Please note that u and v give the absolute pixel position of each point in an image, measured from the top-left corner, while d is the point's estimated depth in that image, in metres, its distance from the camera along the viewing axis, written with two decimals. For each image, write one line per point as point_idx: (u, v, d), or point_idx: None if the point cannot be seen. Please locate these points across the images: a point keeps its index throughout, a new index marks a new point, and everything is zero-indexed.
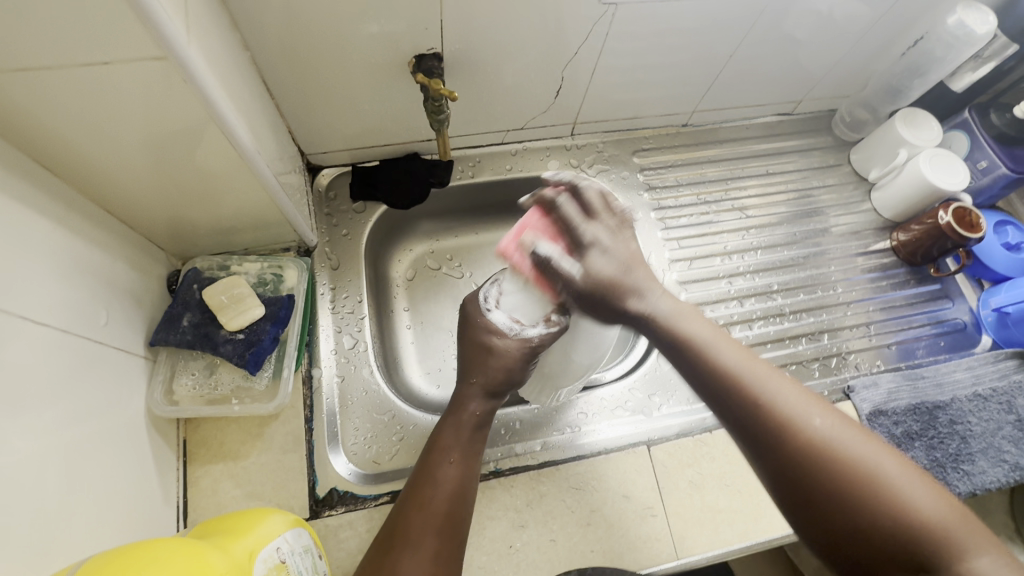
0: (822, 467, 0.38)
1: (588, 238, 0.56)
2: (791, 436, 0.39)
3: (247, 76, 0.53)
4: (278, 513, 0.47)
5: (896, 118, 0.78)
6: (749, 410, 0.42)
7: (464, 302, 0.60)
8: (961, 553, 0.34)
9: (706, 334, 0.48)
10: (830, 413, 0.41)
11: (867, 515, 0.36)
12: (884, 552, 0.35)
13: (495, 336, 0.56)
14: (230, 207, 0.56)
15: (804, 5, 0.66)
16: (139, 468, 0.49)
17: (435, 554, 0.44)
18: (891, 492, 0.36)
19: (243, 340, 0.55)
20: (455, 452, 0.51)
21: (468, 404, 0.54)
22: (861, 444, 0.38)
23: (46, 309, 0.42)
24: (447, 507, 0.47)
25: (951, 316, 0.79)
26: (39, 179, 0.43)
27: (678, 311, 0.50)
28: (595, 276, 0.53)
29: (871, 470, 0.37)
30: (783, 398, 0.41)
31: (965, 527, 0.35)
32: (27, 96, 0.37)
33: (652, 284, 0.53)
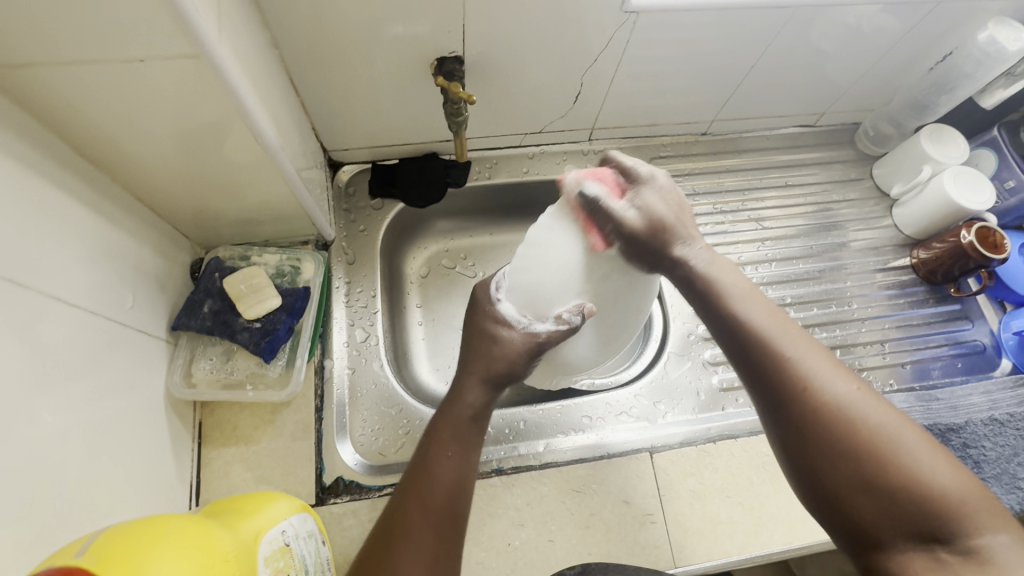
0: (844, 434, 0.40)
1: (646, 180, 0.56)
2: (818, 402, 0.41)
3: (275, 73, 0.55)
4: (285, 498, 0.49)
5: (921, 134, 0.76)
6: (777, 376, 0.44)
7: (474, 288, 0.58)
8: (975, 526, 0.35)
9: (739, 295, 0.50)
10: (861, 386, 0.42)
11: (883, 484, 0.38)
12: (893, 519, 0.37)
13: (501, 326, 0.54)
14: (253, 198, 0.58)
15: (830, 17, 0.65)
16: (156, 447, 0.51)
17: (435, 553, 0.42)
18: (911, 465, 0.37)
19: (260, 328, 0.57)
20: (454, 444, 0.48)
21: (466, 395, 0.52)
22: (886, 416, 0.40)
23: (75, 291, 0.44)
24: (447, 502, 0.45)
25: (970, 338, 0.77)
26: (77, 168, 0.46)
27: (718, 275, 0.52)
28: (655, 214, 0.53)
29: (894, 442, 0.39)
30: (816, 368, 0.43)
31: (980, 503, 0.36)
32: (67, 88, 0.39)
33: (695, 237, 0.55)
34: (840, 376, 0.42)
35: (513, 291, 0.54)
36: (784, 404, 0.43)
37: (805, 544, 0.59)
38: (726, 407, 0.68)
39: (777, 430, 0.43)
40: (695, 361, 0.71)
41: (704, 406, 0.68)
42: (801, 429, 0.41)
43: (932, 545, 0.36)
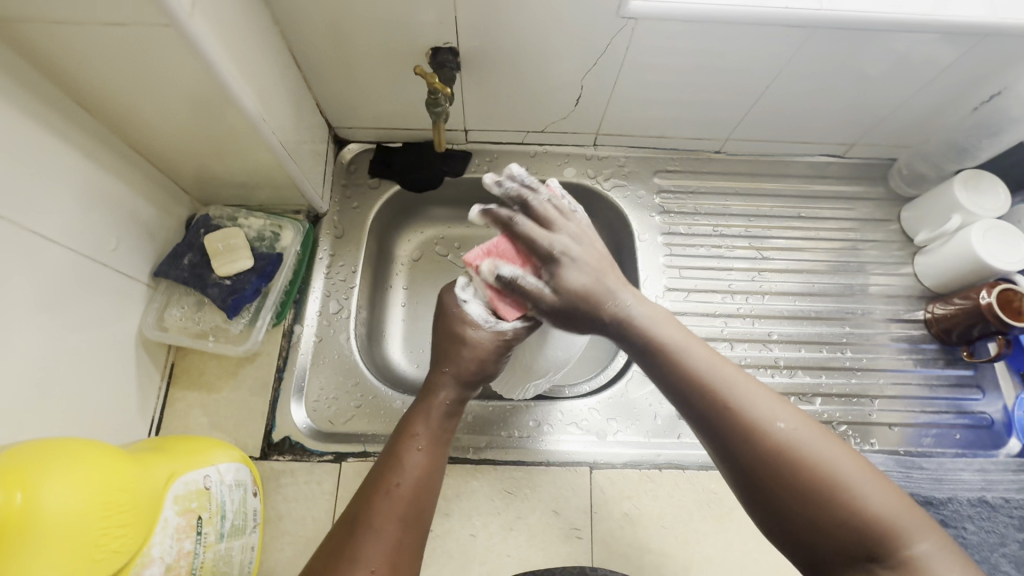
0: (782, 469, 0.39)
1: (568, 232, 0.55)
2: (757, 439, 0.41)
3: (274, 48, 0.58)
4: (222, 447, 0.52)
5: (956, 178, 0.70)
6: (716, 412, 0.43)
7: (441, 292, 0.59)
8: (905, 540, 0.36)
9: (676, 337, 0.49)
10: (796, 416, 0.42)
11: (824, 514, 0.38)
12: (837, 544, 0.37)
13: (469, 327, 0.55)
14: (243, 163, 0.62)
15: (855, 42, 0.60)
16: (120, 380, 0.56)
17: (397, 544, 0.44)
18: (845, 491, 0.38)
19: (229, 286, 0.61)
20: (422, 438, 0.51)
21: (437, 392, 0.54)
22: (822, 446, 0.40)
23: (59, 230, 0.48)
24: (412, 494, 0.47)
25: (978, 409, 0.70)
26: (78, 119, 0.50)
27: (653, 322, 0.50)
28: (574, 281, 0.52)
29: (827, 470, 0.39)
30: (752, 403, 0.43)
31: (909, 516, 0.37)
32: (60, 46, 0.43)
33: (627, 289, 0.53)
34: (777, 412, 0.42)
35: (483, 290, 0.56)
36: (726, 443, 0.42)
37: None
38: (681, 435, 0.65)
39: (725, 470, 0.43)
40: None
41: (659, 431, 0.66)
42: (745, 467, 0.41)
43: (875, 565, 0.36)
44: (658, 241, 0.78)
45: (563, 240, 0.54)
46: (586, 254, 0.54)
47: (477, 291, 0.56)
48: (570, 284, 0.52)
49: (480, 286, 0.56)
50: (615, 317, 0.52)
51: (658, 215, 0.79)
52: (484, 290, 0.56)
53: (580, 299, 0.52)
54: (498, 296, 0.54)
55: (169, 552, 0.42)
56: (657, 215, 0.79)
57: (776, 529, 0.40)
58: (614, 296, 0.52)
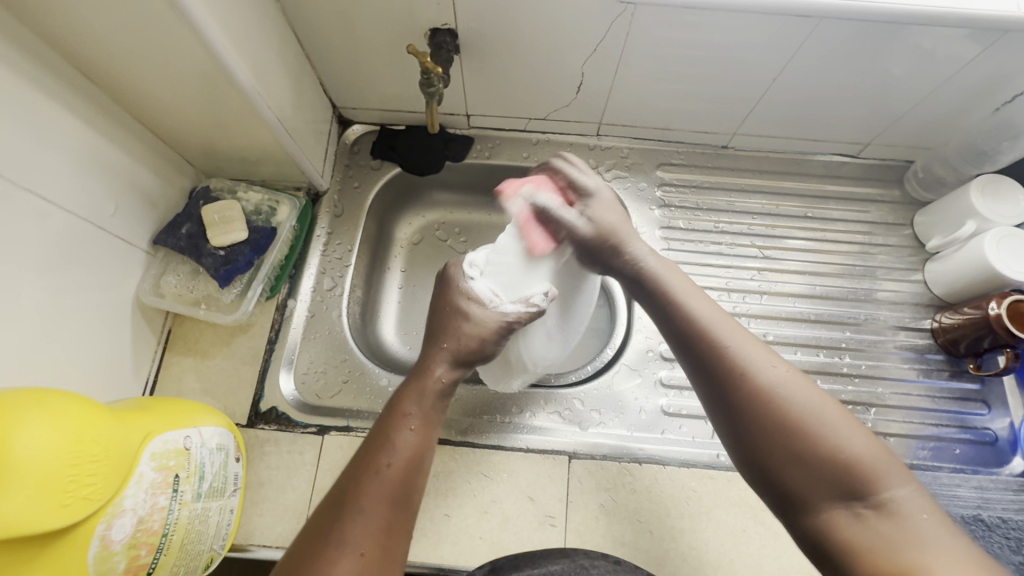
0: (769, 408, 0.41)
1: (592, 188, 0.60)
2: (749, 383, 0.42)
3: (274, 25, 0.59)
4: (205, 412, 0.54)
5: (972, 183, 0.66)
6: (711, 355, 0.45)
7: (447, 264, 0.58)
8: (883, 482, 0.37)
9: (682, 288, 0.52)
10: (787, 364, 0.43)
11: (807, 453, 0.39)
12: (816, 483, 0.38)
13: (474, 304, 0.54)
14: (244, 138, 0.63)
15: (871, 34, 0.58)
16: (115, 341, 0.58)
17: (387, 526, 0.42)
18: (829, 433, 0.39)
19: (222, 256, 0.62)
20: (416, 418, 0.49)
21: (433, 370, 0.52)
22: (812, 393, 0.41)
23: (59, 193, 0.50)
24: (402, 476, 0.45)
25: (983, 425, 0.67)
26: (80, 87, 0.52)
27: (663, 270, 0.54)
28: (601, 223, 0.58)
29: (816, 414, 0.40)
30: (746, 352, 0.44)
31: (889, 462, 0.38)
32: (61, 14, 0.44)
33: (640, 241, 0.58)
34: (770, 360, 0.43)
35: (490, 269, 0.56)
36: (720, 387, 0.44)
37: None
38: (665, 431, 0.65)
39: (715, 414, 0.45)
40: (645, 378, 0.68)
41: (642, 426, 0.65)
42: (735, 405, 0.43)
43: (852, 503, 0.37)
44: (657, 235, 0.77)
45: (593, 181, 0.61)
46: (609, 208, 0.60)
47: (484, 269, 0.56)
48: (600, 218, 0.58)
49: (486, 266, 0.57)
50: (629, 266, 0.56)
51: (658, 208, 0.78)
52: (491, 271, 0.56)
53: (605, 232, 0.58)
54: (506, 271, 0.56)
55: (143, 505, 0.44)
56: (657, 208, 0.78)
57: (760, 470, 0.41)
58: (629, 251, 0.57)
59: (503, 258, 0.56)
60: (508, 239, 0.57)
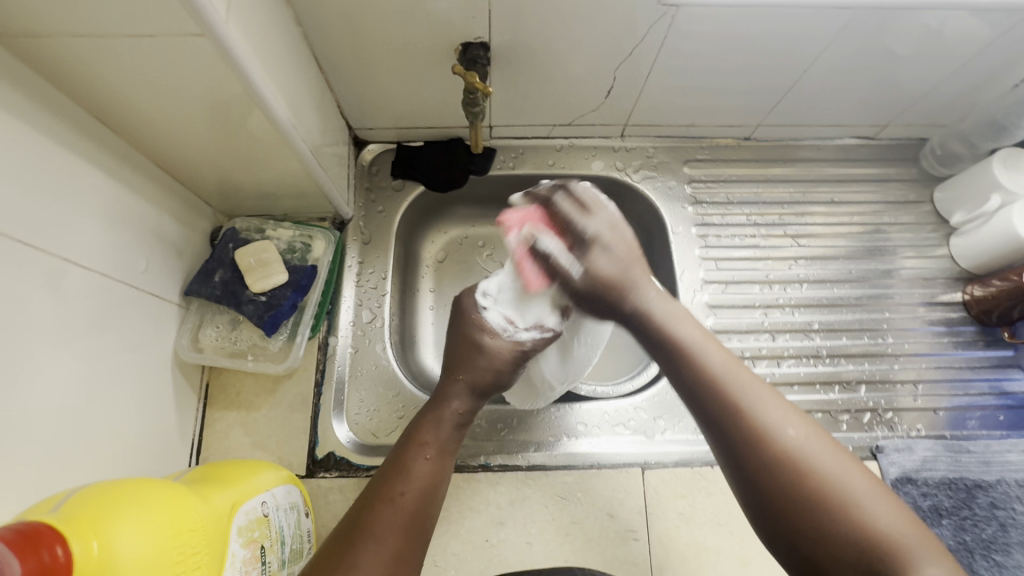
0: (787, 480, 0.39)
1: (596, 224, 0.52)
2: (768, 450, 0.40)
3: (297, 51, 0.55)
4: (271, 470, 0.50)
5: (994, 157, 0.69)
6: (727, 417, 0.43)
7: (460, 294, 0.54)
8: (914, 567, 0.35)
9: (695, 336, 0.48)
10: (807, 428, 0.41)
11: (832, 532, 0.37)
12: (844, 564, 0.37)
13: (487, 335, 0.51)
14: (272, 173, 0.59)
15: (907, 17, 0.58)
16: (158, 403, 0.54)
17: (399, 556, 0.40)
18: (854, 509, 0.37)
19: (264, 302, 0.59)
20: (433, 448, 0.47)
21: (449, 402, 0.50)
22: (835, 465, 0.39)
23: (89, 254, 0.46)
24: (416, 506, 0.43)
25: (1018, 389, 0.70)
26: (99, 137, 0.47)
27: (675, 315, 0.49)
28: (604, 268, 0.50)
29: (839, 490, 0.38)
30: (765, 414, 0.42)
31: (923, 546, 0.36)
32: (86, 62, 0.40)
33: (648, 282, 0.51)
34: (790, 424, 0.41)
35: (504, 292, 0.52)
36: (736, 451, 0.42)
37: None
38: None
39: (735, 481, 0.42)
40: None
41: None
42: (755, 472, 0.40)
43: None
44: (692, 233, 0.77)
45: (597, 224, 0.52)
46: (618, 243, 0.52)
47: (499, 295, 0.53)
48: (599, 271, 0.50)
49: (500, 290, 0.53)
50: (636, 313, 0.50)
51: (690, 206, 0.77)
52: (506, 295, 0.52)
53: (604, 289, 0.50)
54: (527, 291, 0.52)
55: None
56: (689, 206, 0.78)
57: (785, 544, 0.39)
58: (636, 295, 0.50)
59: (520, 278, 0.52)
60: (529, 251, 0.52)
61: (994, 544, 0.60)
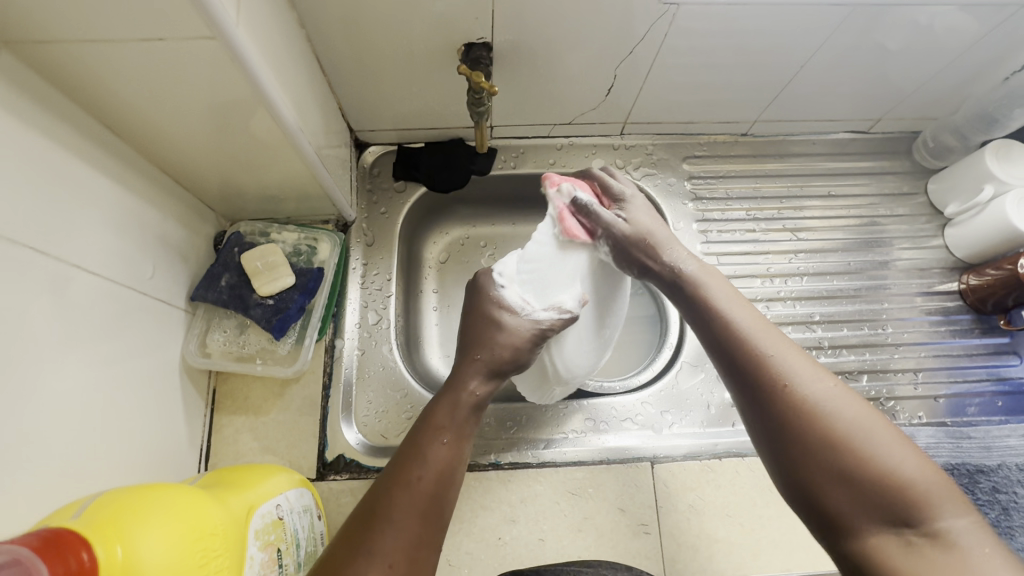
0: (815, 426, 0.39)
1: (626, 194, 0.59)
2: (793, 397, 0.41)
3: (301, 54, 0.55)
4: (283, 473, 0.50)
5: (986, 149, 0.70)
6: (749, 363, 0.44)
7: (476, 272, 0.55)
8: (935, 505, 0.36)
9: (721, 294, 0.49)
10: (835, 381, 0.42)
11: (857, 476, 0.37)
12: (867, 504, 0.37)
13: (506, 313, 0.52)
14: (276, 176, 0.59)
15: (901, 13, 0.59)
16: (167, 410, 0.54)
17: (417, 540, 0.40)
18: (878, 454, 0.37)
19: (272, 305, 0.59)
20: (449, 432, 0.46)
21: (467, 383, 0.49)
22: (860, 410, 0.39)
23: (97, 260, 0.46)
24: (434, 490, 0.42)
25: (1015, 375, 0.72)
26: (104, 143, 0.47)
27: (702, 274, 0.52)
28: (640, 226, 0.56)
29: (867, 434, 0.38)
30: (791, 362, 0.42)
31: (942, 488, 0.37)
32: (91, 66, 0.40)
33: (678, 243, 0.55)
34: (817, 377, 0.41)
35: (522, 274, 0.53)
36: (762, 401, 0.42)
37: (806, 572, 0.57)
38: (737, 423, 0.65)
39: (758, 431, 0.42)
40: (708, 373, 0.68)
41: (714, 420, 0.66)
42: (782, 420, 0.41)
43: (902, 530, 0.36)
44: (693, 228, 0.77)
45: (627, 187, 0.59)
46: (646, 206, 0.58)
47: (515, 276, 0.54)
48: (637, 220, 0.56)
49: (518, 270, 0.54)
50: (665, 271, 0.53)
51: (690, 202, 0.78)
52: (524, 275, 0.54)
53: (641, 236, 0.55)
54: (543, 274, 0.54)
55: None
56: (689, 202, 0.78)
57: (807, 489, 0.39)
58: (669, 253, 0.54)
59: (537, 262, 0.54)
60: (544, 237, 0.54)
61: (998, 527, 0.62)
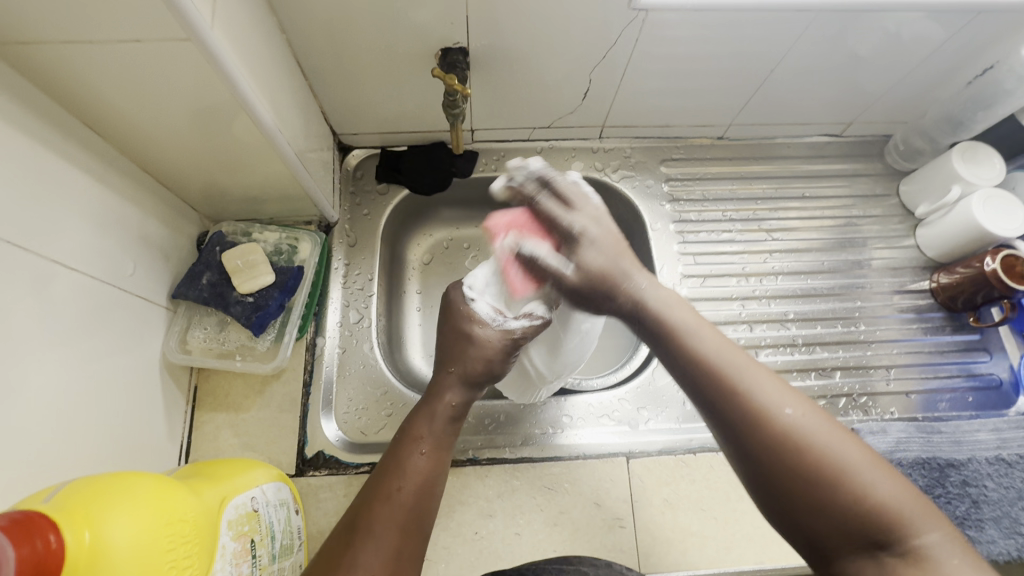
0: (790, 458, 0.38)
1: (580, 226, 0.54)
2: (765, 428, 0.39)
3: (281, 58, 0.57)
4: (261, 467, 0.51)
5: (953, 151, 0.72)
6: (720, 395, 0.42)
7: (447, 287, 0.56)
8: (914, 528, 0.35)
9: (685, 320, 0.48)
10: (802, 401, 0.41)
11: (832, 505, 0.36)
12: (846, 535, 0.36)
13: (477, 325, 0.52)
14: (258, 177, 0.60)
15: (868, 19, 0.61)
16: (146, 405, 0.55)
17: (397, 551, 0.41)
18: (852, 478, 0.36)
19: (252, 303, 0.60)
20: (427, 442, 0.47)
21: (443, 395, 0.50)
22: (833, 433, 0.39)
23: (78, 256, 0.47)
24: (413, 501, 0.43)
25: (985, 371, 0.73)
26: (87, 142, 0.48)
27: (663, 300, 0.50)
28: (594, 266, 0.52)
29: (842, 461, 0.37)
30: (760, 390, 0.41)
31: (920, 508, 0.36)
32: (72, 66, 0.41)
33: (638, 270, 0.52)
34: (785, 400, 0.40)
35: (491, 286, 0.55)
36: (733, 431, 0.41)
37: (778, 565, 0.58)
38: None
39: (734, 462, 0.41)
40: None
41: (689, 417, 0.67)
42: (754, 449, 0.40)
43: (882, 554, 0.35)
44: (671, 229, 0.79)
45: (583, 219, 0.54)
46: (606, 238, 0.53)
47: (485, 288, 0.55)
48: (589, 263, 0.52)
49: (487, 284, 0.55)
50: (626, 297, 0.51)
51: (668, 204, 0.80)
52: (493, 287, 0.55)
53: (592, 279, 0.52)
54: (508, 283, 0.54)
55: None
56: (667, 204, 0.80)
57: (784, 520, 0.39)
58: (622, 276, 0.52)
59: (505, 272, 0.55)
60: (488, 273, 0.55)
61: (967, 520, 0.62)
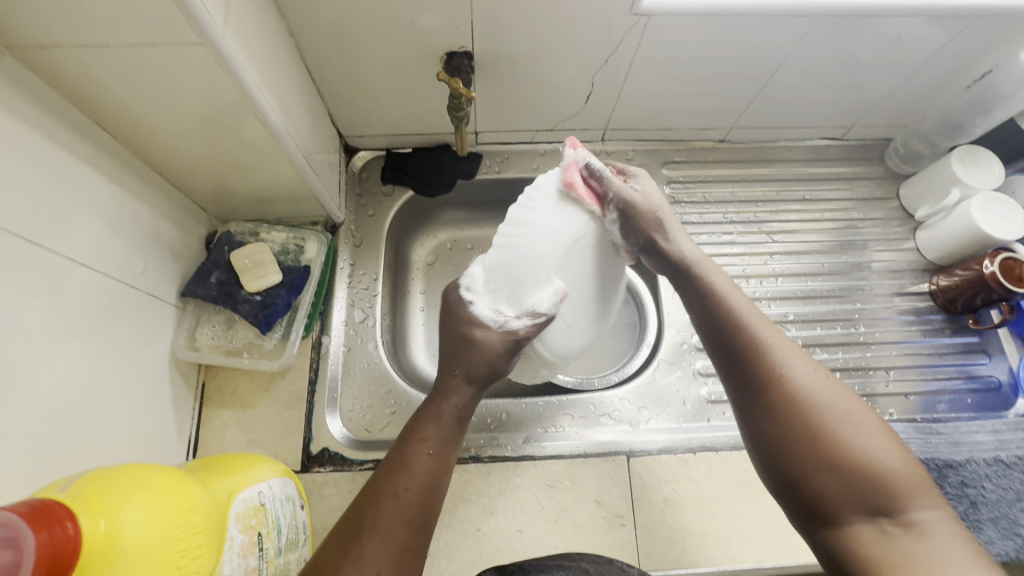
0: (807, 416, 0.42)
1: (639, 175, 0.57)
2: (787, 389, 0.43)
3: (289, 62, 0.58)
4: (267, 463, 0.52)
5: (952, 155, 0.73)
6: (746, 357, 0.46)
7: (447, 288, 0.55)
8: (915, 499, 0.38)
9: (724, 285, 0.51)
10: (824, 373, 0.44)
11: (841, 465, 0.40)
12: (852, 495, 0.39)
13: (477, 328, 0.51)
14: (266, 179, 0.61)
15: (869, 24, 0.61)
16: (155, 401, 0.56)
17: (402, 547, 0.41)
18: (863, 445, 0.40)
19: (259, 301, 0.61)
20: (433, 441, 0.47)
21: (448, 395, 0.50)
22: (849, 404, 0.42)
23: (91, 254, 0.48)
24: (419, 499, 0.44)
25: (985, 373, 0.74)
26: (101, 143, 0.50)
27: (707, 263, 0.53)
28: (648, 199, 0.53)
29: (854, 428, 0.40)
30: (786, 355, 0.45)
31: (920, 482, 0.39)
32: (86, 70, 0.43)
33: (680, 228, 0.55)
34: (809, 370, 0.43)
35: (489, 286, 0.53)
36: (753, 388, 0.45)
37: (777, 564, 0.59)
38: (711, 419, 0.68)
39: (750, 419, 0.45)
40: (684, 370, 0.71)
41: (689, 416, 0.68)
42: (771, 410, 0.43)
43: (881, 519, 0.38)
44: None
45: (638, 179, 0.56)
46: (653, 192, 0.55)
47: (483, 288, 0.53)
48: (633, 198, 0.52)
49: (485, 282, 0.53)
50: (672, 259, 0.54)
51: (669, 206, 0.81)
52: (491, 287, 0.53)
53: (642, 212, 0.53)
54: (511, 274, 0.52)
55: (238, 569, 0.43)
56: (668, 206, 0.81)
57: (790, 476, 0.42)
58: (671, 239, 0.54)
59: (503, 268, 0.52)
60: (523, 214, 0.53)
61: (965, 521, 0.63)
